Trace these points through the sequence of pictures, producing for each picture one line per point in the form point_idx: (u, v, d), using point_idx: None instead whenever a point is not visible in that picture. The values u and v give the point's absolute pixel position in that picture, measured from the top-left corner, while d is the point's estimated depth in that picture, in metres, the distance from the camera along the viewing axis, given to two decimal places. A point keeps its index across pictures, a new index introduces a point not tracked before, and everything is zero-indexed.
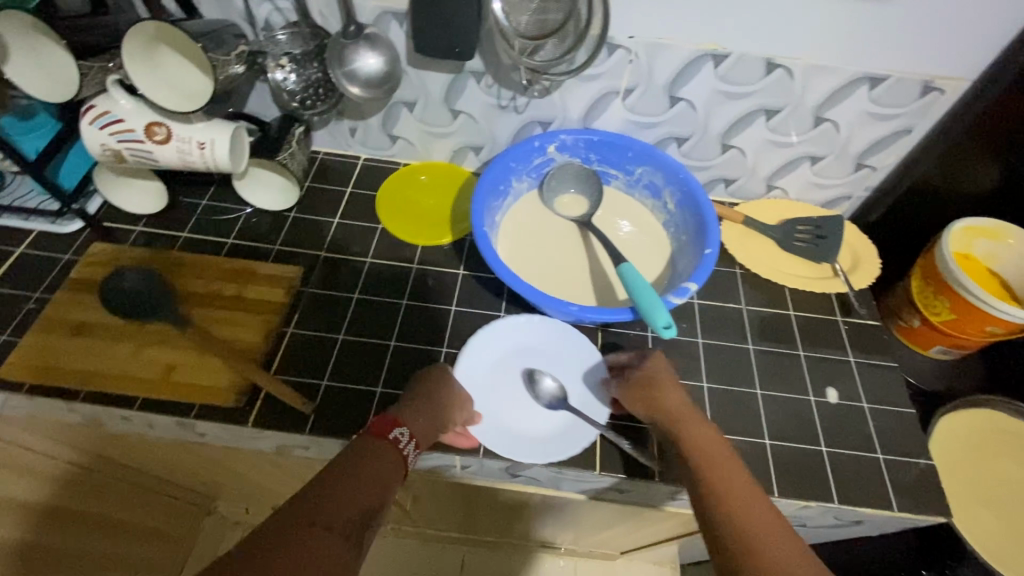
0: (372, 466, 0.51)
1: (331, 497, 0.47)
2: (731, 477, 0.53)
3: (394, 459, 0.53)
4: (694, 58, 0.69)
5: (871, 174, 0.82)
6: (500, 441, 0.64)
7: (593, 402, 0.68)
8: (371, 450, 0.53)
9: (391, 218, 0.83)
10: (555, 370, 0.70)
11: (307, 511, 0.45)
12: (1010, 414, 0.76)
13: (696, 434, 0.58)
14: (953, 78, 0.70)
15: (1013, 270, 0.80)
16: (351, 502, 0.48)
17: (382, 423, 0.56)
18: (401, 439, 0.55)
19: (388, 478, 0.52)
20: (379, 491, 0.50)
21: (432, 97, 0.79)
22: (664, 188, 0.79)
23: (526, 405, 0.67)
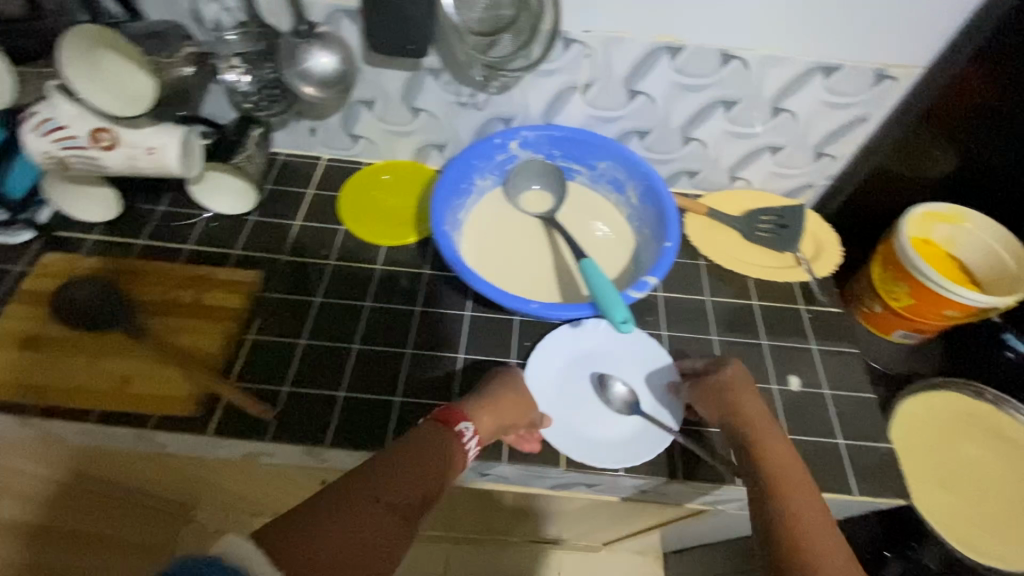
0: (438, 452, 0.53)
1: (398, 477, 0.49)
2: (796, 481, 0.55)
3: (459, 451, 0.55)
4: (651, 51, 0.69)
5: (831, 163, 0.83)
6: (571, 445, 0.65)
7: (664, 407, 0.68)
8: (439, 436, 0.55)
9: (354, 220, 0.82)
10: (624, 373, 0.70)
11: (377, 485, 0.48)
12: (970, 396, 0.78)
13: (770, 439, 0.59)
14: (905, 66, 0.70)
15: (970, 255, 0.82)
16: (413, 485, 0.49)
17: (453, 412, 0.58)
18: (466, 434, 0.56)
19: (450, 468, 0.53)
20: (440, 479, 0.52)
21: (391, 95, 0.77)
22: (626, 182, 0.80)
23: (596, 408, 0.68)
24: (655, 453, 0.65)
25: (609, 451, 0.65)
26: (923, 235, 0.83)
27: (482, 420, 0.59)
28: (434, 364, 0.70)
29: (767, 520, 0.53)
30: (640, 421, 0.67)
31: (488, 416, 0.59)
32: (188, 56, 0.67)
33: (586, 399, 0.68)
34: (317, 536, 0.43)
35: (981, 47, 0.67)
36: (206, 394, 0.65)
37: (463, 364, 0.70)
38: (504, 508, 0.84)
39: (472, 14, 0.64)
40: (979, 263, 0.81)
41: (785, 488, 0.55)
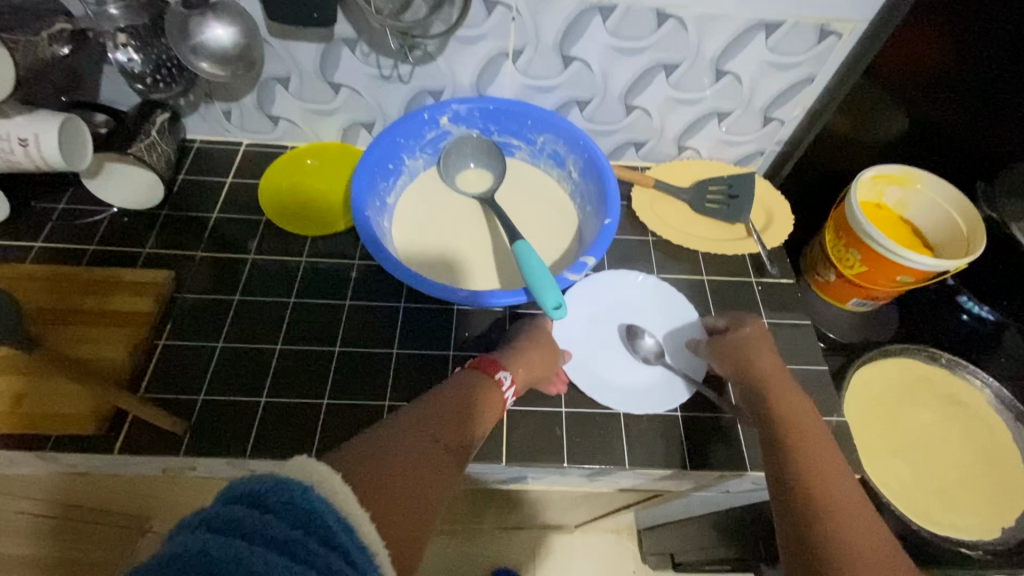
0: (478, 398, 0.53)
1: (444, 418, 0.48)
2: (819, 443, 0.52)
3: (497, 398, 0.55)
4: (580, 12, 0.64)
5: (780, 127, 0.80)
6: (594, 389, 0.64)
7: (690, 362, 0.68)
8: (477, 383, 0.54)
9: (277, 209, 0.76)
10: (652, 327, 0.70)
11: (427, 425, 0.46)
12: (925, 360, 0.77)
13: (789, 399, 0.57)
14: (850, 21, 0.66)
15: (922, 217, 0.80)
16: (459, 426, 0.48)
17: (489, 360, 0.58)
18: (505, 381, 0.56)
19: (487, 417, 0.53)
20: (479, 425, 0.51)
21: (306, 70, 0.71)
22: (567, 157, 0.75)
23: (620, 356, 0.68)
24: (676, 405, 0.64)
25: (631, 398, 0.64)
26: (874, 198, 0.81)
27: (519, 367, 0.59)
28: (364, 362, 0.65)
29: (787, 486, 0.49)
30: (664, 376, 0.66)
31: (525, 363, 0.59)
32: (64, 34, 0.61)
33: (610, 348, 0.68)
34: (378, 466, 0.40)
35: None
36: (109, 411, 0.59)
37: (396, 359, 0.65)
38: (460, 502, 0.81)
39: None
40: (930, 225, 0.79)
41: (809, 453, 0.51)
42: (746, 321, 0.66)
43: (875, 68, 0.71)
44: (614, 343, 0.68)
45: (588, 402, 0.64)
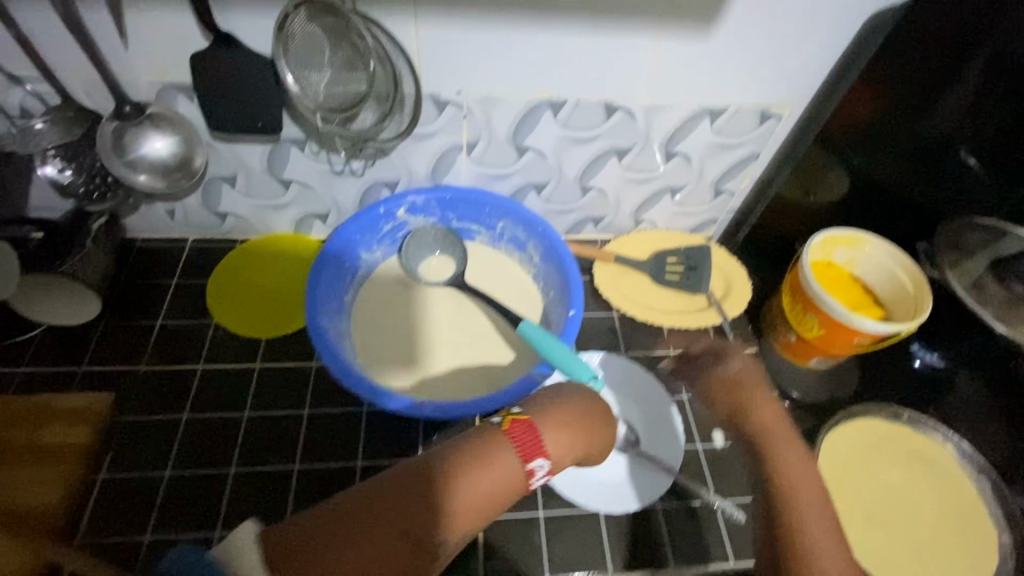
0: (478, 479, 0.43)
1: (420, 503, 0.41)
2: (814, 510, 0.48)
3: (507, 485, 0.45)
4: (530, 109, 0.64)
5: (731, 198, 0.82)
6: (571, 487, 0.63)
7: (664, 445, 0.66)
8: (487, 460, 0.44)
9: (227, 311, 0.72)
10: (626, 412, 0.68)
11: (395, 510, 0.40)
12: (890, 419, 0.79)
13: (789, 456, 0.51)
14: (787, 105, 0.68)
15: (872, 277, 0.83)
16: (437, 515, 0.41)
17: (528, 435, 0.47)
18: (536, 472, 0.46)
19: (488, 503, 0.44)
20: (471, 512, 0.43)
21: (253, 169, 0.68)
22: (527, 241, 0.74)
23: None
24: (653, 496, 0.63)
25: (606, 494, 0.63)
26: (824, 257, 0.83)
27: (560, 448, 0.49)
28: (324, 481, 0.61)
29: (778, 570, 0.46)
30: (640, 467, 0.65)
31: (567, 443, 0.49)
32: None
33: None
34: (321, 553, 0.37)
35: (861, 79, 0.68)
36: (47, 565, 0.53)
37: (361, 475, 0.61)
38: None
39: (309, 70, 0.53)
40: (879, 282, 0.82)
41: (805, 524, 0.47)
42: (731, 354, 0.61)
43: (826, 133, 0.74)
44: None
45: (563, 502, 0.62)
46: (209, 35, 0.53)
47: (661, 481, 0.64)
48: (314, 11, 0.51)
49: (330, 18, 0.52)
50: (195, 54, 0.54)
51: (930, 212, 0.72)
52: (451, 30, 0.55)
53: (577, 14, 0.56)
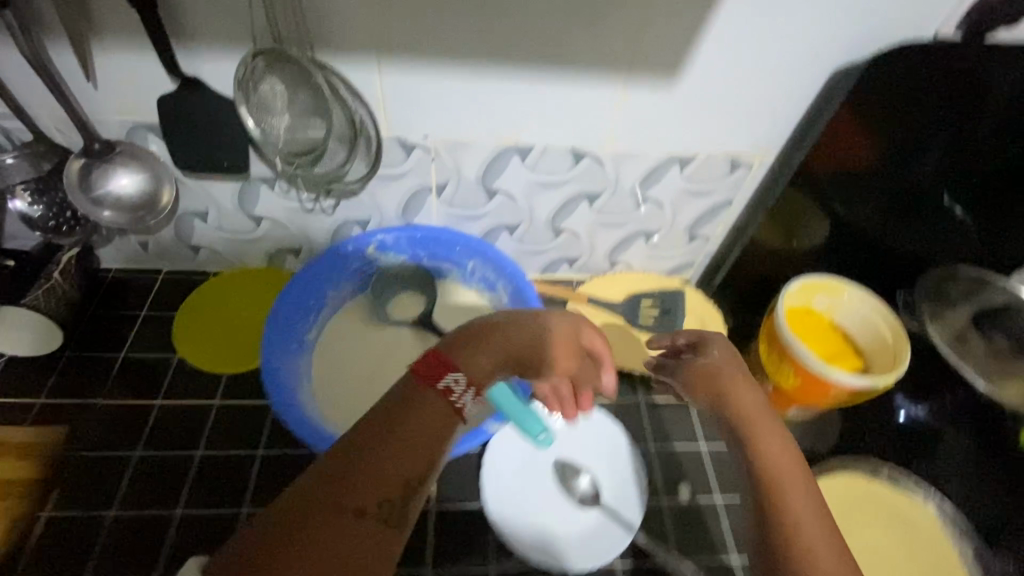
0: (414, 425, 0.39)
1: (360, 474, 0.36)
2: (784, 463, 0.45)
3: (447, 416, 0.41)
4: (498, 154, 0.64)
5: (707, 242, 0.81)
6: (529, 541, 0.60)
7: (629, 496, 0.64)
8: (413, 405, 0.41)
9: (191, 345, 0.71)
10: (590, 462, 0.66)
11: (334, 492, 0.35)
12: (870, 476, 0.75)
13: (766, 431, 0.48)
14: (757, 154, 0.68)
15: (853, 325, 0.81)
16: (386, 475, 0.37)
17: (435, 362, 0.44)
18: (454, 389, 0.43)
19: (434, 441, 0.40)
20: (422, 458, 0.39)
21: (225, 205, 0.69)
22: (496, 282, 0.74)
23: (556, 499, 0.63)
24: (613, 553, 0.60)
25: (565, 551, 0.60)
26: (803, 303, 0.82)
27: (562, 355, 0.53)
28: None
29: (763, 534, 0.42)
30: (602, 521, 0.62)
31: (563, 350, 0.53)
32: None
33: (548, 492, 0.63)
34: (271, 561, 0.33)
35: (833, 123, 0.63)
36: None
37: None
38: None
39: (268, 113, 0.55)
40: (860, 331, 0.80)
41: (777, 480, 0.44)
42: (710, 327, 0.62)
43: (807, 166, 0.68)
44: (547, 487, 0.64)
45: (519, 558, 0.60)
46: (176, 79, 0.54)
47: (624, 536, 0.61)
48: (271, 60, 0.51)
49: (288, 66, 0.52)
50: (163, 96, 0.55)
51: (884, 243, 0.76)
52: (414, 78, 0.56)
53: (541, 64, 0.56)
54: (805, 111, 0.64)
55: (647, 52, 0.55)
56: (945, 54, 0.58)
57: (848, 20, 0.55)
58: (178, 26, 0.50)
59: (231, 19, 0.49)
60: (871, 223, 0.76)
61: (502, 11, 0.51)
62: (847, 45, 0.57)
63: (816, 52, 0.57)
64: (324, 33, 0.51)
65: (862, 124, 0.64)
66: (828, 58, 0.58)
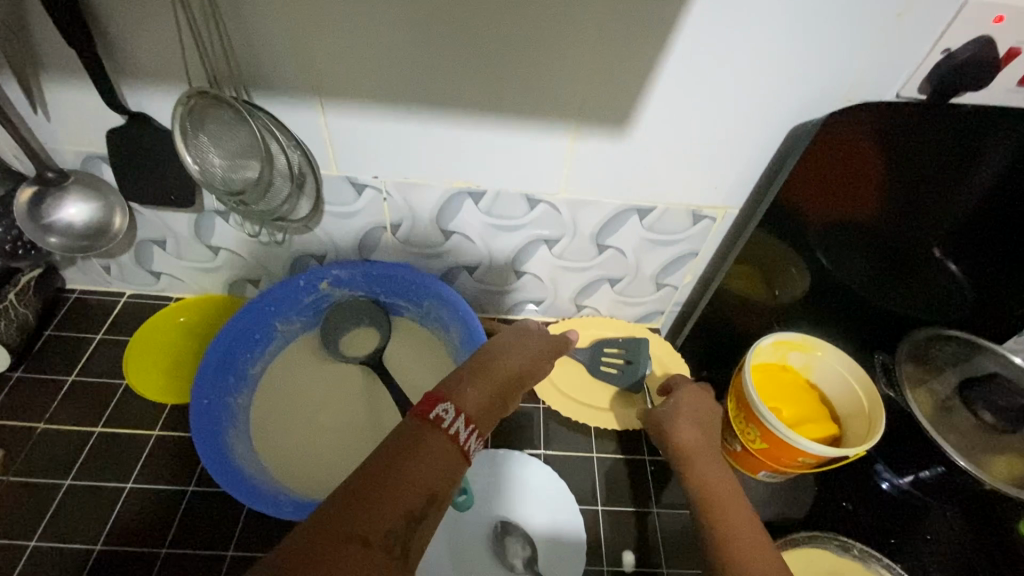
0: (418, 461, 0.38)
1: (372, 500, 0.34)
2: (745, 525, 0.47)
3: (448, 448, 0.40)
4: (450, 196, 0.63)
5: (675, 291, 0.79)
6: None
7: (564, 562, 0.61)
8: (416, 436, 0.39)
9: (140, 371, 0.71)
10: (528, 522, 0.63)
11: (346, 517, 0.33)
12: (840, 553, 0.69)
13: (709, 471, 0.54)
14: (720, 208, 0.66)
15: (829, 384, 0.76)
16: (396, 502, 0.35)
17: (430, 397, 0.43)
18: (445, 418, 0.41)
19: (440, 474, 0.38)
20: (426, 488, 0.37)
21: (181, 235, 0.69)
22: (448, 323, 0.71)
23: (487, 565, 0.60)
24: None
25: None
26: (776, 359, 0.78)
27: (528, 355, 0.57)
28: (186, 571, 0.58)
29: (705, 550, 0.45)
30: None
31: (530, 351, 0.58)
32: None
33: (479, 557, 0.61)
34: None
35: (793, 180, 0.60)
36: None
37: (228, 567, 0.58)
38: None
39: (210, 156, 0.54)
40: (838, 394, 0.75)
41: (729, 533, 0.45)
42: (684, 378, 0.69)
43: (783, 200, 0.62)
44: (479, 548, 0.61)
45: None
46: (123, 115, 0.55)
47: None
48: (205, 103, 0.51)
49: (225, 111, 0.52)
50: (111, 131, 0.56)
51: (855, 297, 0.74)
52: (358, 120, 0.55)
53: (485, 111, 0.55)
54: (769, 164, 0.61)
55: (592, 101, 0.54)
56: (907, 115, 0.56)
57: (801, 77, 0.53)
58: (119, 65, 0.51)
59: (171, 60, 0.50)
60: (856, 280, 0.73)
61: (438, 59, 0.50)
62: (803, 102, 0.55)
63: (771, 107, 0.55)
64: (262, 75, 0.51)
65: (825, 178, 0.61)
66: (784, 114, 0.56)
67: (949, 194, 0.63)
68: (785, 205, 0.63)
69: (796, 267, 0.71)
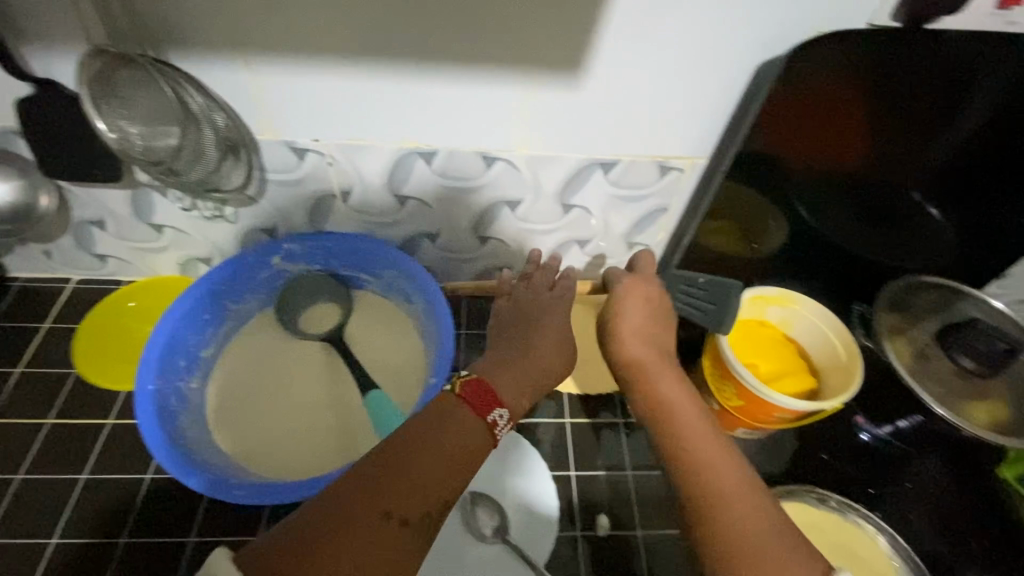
0: (452, 442, 0.44)
1: (407, 475, 0.40)
2: (705, 443, 0.48)
3: (480, 438, 0.46)
4: (400, 157, 0.59)
5: (647, 250, 0.75)
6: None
7: (536, 532, 0.60)
8: (455, 420, 0.45)
9: (90, 360, 0.68)
10: (498, 492, 0.62)
11: (387, 491, 0.39)
12: (817, 505, 0.68)
13: (670, 392, 0.54)
14: (687, 158, 0.62)
15: (809, 338, 0.74)
16: (428, 483, 0.41)
17: (487, 392, 0.48)
18: (499, 423, 0.47)
19: (469, 461, 0.44)
20: (456, 475, 0.43)
21: (120, 214, 0.65)
22: (411, 293, 0.68)
23: (457, 536, 0.59)
24: None
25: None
26: (754, 315, 0.75)
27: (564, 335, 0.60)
28: (146, 561, 0.56)
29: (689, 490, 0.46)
30: (503, 557, 0.58)
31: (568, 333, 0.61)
32: None
33: (449, 529, 0.59)
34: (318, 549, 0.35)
35: (760, 123, 0.56)
36: None
37: (189, 554, 0.56)
38: None
39: (126, 124, 0.49)
40: (817, 348, 0.73)
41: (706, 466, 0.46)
42: (618, 284, 0.63)
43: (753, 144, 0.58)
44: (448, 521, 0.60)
45: None
46: (29, 84, 0.50)
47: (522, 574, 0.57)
48: (115, 63, 0.47)
49: (138, 71, 0.47)
50: (18, 101, 0.51)
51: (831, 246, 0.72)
52: (287, 77, 0.51)
53: (424, 59, 0.50)
54: (734, 109, 0.57)
55: (540, 44, 0.50)
56: (879, 45, 0.52)
57: (762, 6, 0.48)
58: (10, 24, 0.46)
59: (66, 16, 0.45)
60: (834, 229, 0.70)
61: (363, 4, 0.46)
62: (767, 36, 0.51)
63: (733, 45, 0.51)
64: (172, 28, 0.47)
65: (794, 117, 0.57)
66: (748, 49, 0.52)
67: (927, 132, 0.60)
68: (754, 152, 0.59)
69: (771, 217, 0.68)
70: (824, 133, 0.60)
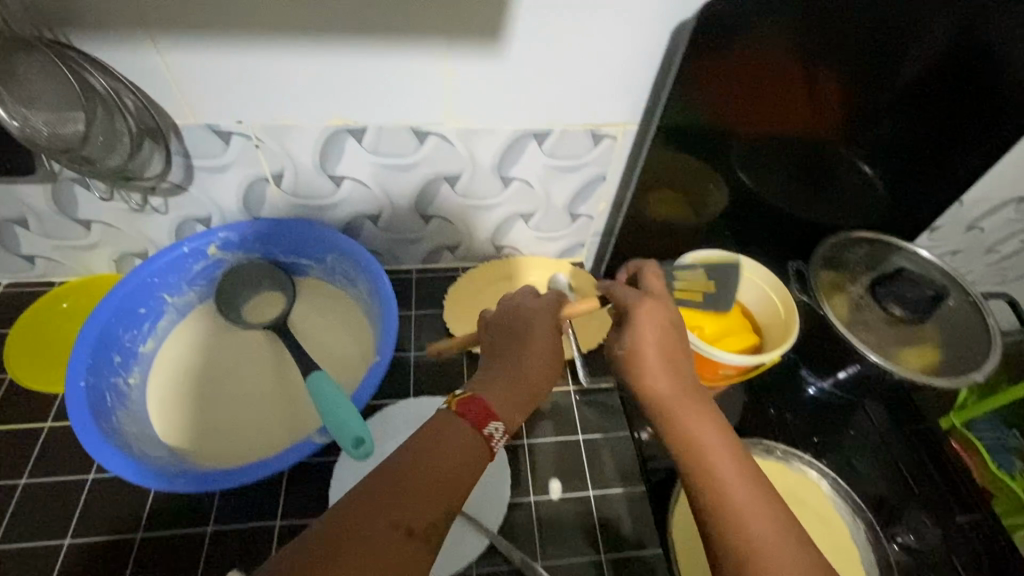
0: (451, 450, 0.40)
1: (411, 489, 0.38)
2: (750, 504, 0.39)
3: (479, 448, 0.41)
4: (329, 136, 0.58)
5: (591, 221, 0.76)
6: None
7: (489, 501, 0.61)
8: (454, 432, 0.41)
9: (24, 364, 0.66)
10: None
11: (394, 500, 0.37)
12: (762, 455, 0.71)
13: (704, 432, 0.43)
14: (618, 125, 0.63)
15: (752, 297, 0.76)
16: (433, 496, 0.38)
17: (482, 408, 0.43)
18: (496, 437, 0.42)
19: (472, 472, 0.40)
20: (461, 489, 0.39)
21: (42, 210, 0.62)
22: (355, 276, 0.67)
23: None
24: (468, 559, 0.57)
25: None
26: None
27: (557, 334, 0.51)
28: (93, 559, 0.55)
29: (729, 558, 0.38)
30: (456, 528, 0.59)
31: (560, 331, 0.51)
32: None
33: None
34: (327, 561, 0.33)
35: (684, 84, 0.56)
36: None
37: (136, 549, 0.55)
38: None
39: (34, 114, 0.47)
40: (758, 306, 0.75)
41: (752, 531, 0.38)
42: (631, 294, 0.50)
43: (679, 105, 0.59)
44: None
45: None
46: None
47: (476, 542, 0.58)
48: (11, 50, 0.45)
49: (38, 57, 0.46)
50: None
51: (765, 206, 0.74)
52: (198, 56, 0.49)
53: (338, 31, 0.49)
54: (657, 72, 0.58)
55: (456, 10, 0.49)
56: None
57: None
58: None
59: None
60: (768, 189, 0.72)
61: None
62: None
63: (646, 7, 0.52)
64: (70, 8, 0.45)
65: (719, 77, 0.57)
66: (662, 11, 0.53)
67: (856, 87, 0.59)
68: (682, 115, 0.60)
69: (707, 180, 0.70)
70: (752, 92, 0.59)
